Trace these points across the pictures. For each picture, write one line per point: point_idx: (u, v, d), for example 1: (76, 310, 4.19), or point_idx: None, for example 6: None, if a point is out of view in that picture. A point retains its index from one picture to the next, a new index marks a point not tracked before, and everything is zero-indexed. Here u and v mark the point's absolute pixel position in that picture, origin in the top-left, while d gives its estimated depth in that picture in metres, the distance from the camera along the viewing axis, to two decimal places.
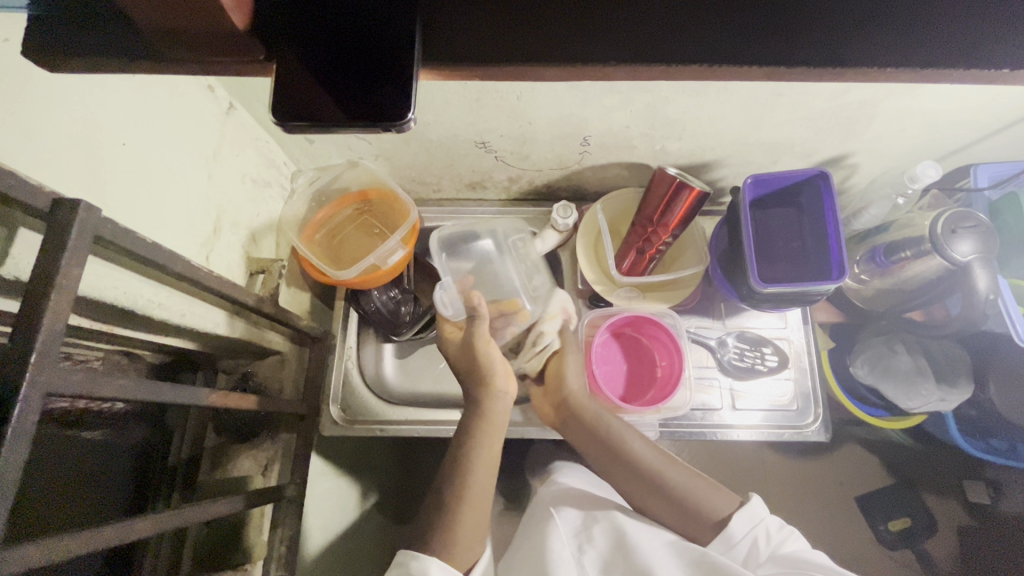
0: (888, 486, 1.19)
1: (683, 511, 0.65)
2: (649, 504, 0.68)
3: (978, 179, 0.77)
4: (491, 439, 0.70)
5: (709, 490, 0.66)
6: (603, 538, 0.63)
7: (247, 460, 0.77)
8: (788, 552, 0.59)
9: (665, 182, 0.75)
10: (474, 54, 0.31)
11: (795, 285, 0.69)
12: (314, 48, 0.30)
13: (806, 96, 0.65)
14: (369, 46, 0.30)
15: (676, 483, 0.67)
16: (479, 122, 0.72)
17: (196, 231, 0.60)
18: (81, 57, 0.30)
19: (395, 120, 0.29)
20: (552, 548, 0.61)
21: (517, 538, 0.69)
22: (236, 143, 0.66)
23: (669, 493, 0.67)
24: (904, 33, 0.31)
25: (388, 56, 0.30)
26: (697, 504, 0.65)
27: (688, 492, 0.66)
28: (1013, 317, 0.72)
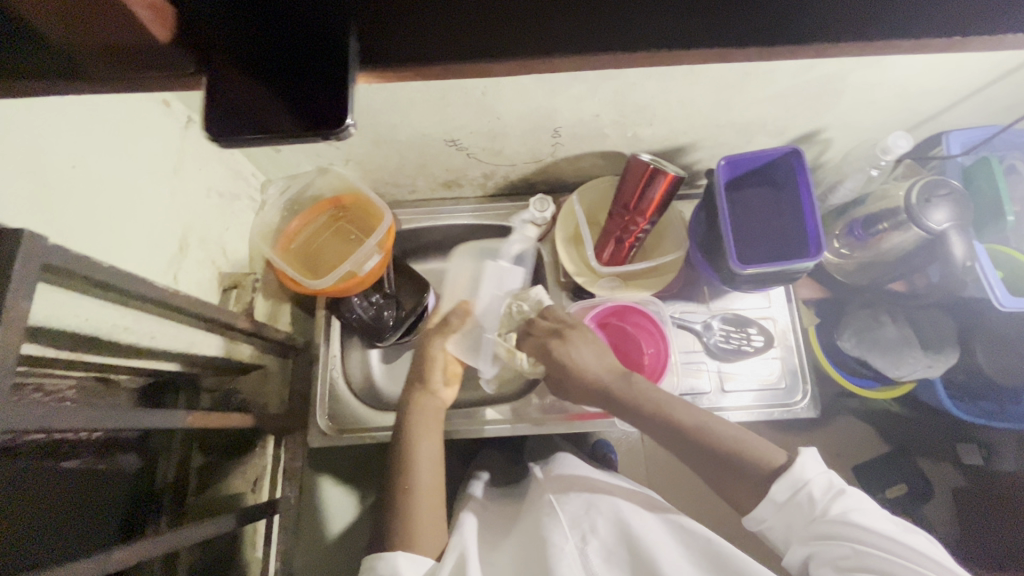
0: (886, 456, 1.20)
1: (731, 473, 0.61)
2: (717, 476, 0.62)
3: (951, 146, 0.77)
4: (433, 446, 0.71)
5: (764, 445, 0.62)
6: (605, 528, 0.63)
7: (236, 478, 0.77)
8: (835, 518, 0.54)
9: (638, 170, 0.74)
10: (410, 53, 0.30)
11: (775, 264, 0.69)
12: (246, 50, 0.28)
13: (773, 71, 0.64)
14: (305, 52, 0.28)
15: (737, 439, 0.62)
16: (447, 119, 0.70)
17: (161, 250, 0.58)
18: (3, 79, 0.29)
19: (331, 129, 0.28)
20: (556, 542, 0.61)
21: (517, 528, 0.69)
22: (199, 156, 0.65)
23: (714, 454, 0.62)
24: (850, 9, 0.30)
25: (323, 60, 0.28)
26: (752, 456, 0.61)
27: (745, 448, 0.61)
28: (992, 282, 0.71)
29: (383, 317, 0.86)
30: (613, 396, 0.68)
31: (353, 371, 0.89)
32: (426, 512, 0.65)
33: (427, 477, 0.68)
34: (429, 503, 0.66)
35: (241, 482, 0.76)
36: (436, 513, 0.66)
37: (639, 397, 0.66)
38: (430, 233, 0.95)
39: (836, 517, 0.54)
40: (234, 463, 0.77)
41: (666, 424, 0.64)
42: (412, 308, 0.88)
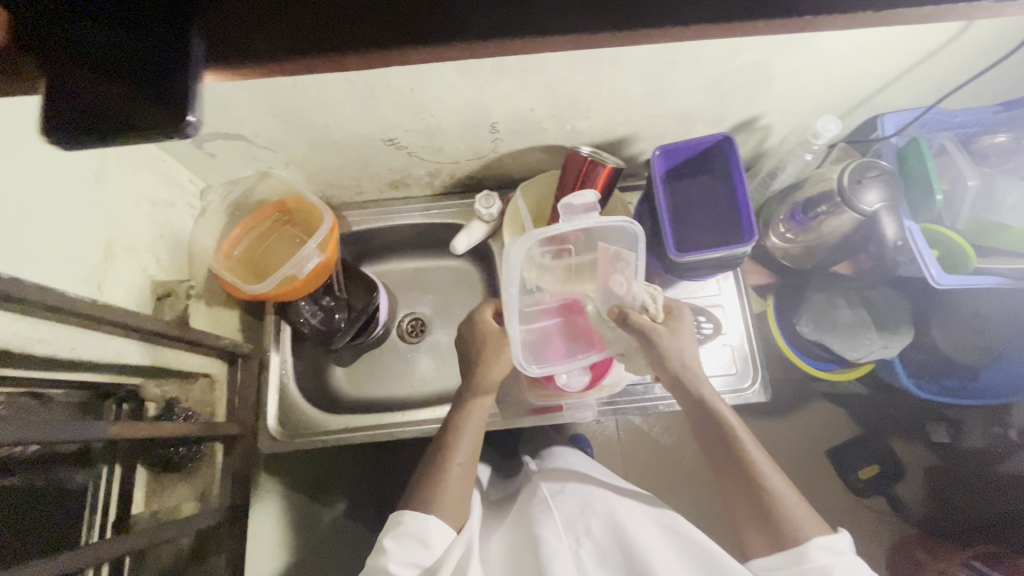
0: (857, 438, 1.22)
1: (767, 523, 0.62)
2: (748, 516, 0.64)
3: (885, 128, 0.78)
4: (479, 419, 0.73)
5: (804, 512, 0.62)
6: (600, 529, 0.64)
7: (183, 488, 0.77)
8: None
9: (576, 164, 0.75)
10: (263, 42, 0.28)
11: (712, 251, 0.69)
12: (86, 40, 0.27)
13: (698, 59, 0.65)
14: (148, 47, 0.27)
15: (783, 498, 0.62)
16: (380, 119, 0.70)
17: (83, 260, 0.57)
18: None
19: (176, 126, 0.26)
20: (549, 540, 0.62)
21: (508, 526, 0.71)
22: (124, 165, 0.64)
23: (756, 496, 0.63)
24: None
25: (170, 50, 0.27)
26: (790, 516, 0.61)
27: (788, 507, 0.62)
28: (926, 260, 0.72)
29: (334, 320, 0.86)
30: (677, 385, 0.69)
31: (307, 375, 0.89)
32: (457, 487, 0.67)
33: (466, 448, 0.70)
34: (460, 483, 0.68)
35: (188, 492, 0.77)
36: (464, 484, 0.69)
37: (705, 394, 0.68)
38: (381, 234, 0.95)
39: None
40: (180, 475, 0.77)
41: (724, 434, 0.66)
42: (362, 308, 0.86)
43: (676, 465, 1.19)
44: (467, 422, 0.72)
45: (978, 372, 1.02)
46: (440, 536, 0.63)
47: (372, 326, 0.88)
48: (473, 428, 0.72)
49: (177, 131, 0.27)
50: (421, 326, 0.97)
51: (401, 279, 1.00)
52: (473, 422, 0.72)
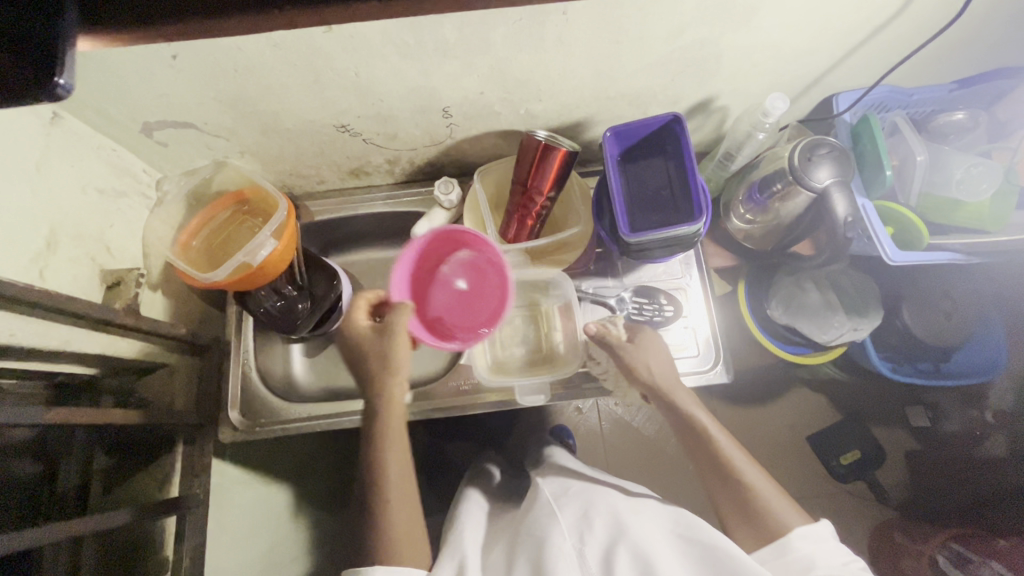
0: (838, 423, 1.22)
1: (751, 521, 0.64)
2: (732, 515, 0.66)
3: (838, 105, 0.80)
4: (397, 437, 0.69)
5: (785, 505, 0.64)
6: (603, 529, 0.64)
7: (141, 479, 0.76)
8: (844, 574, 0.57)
9: (532, 148, 0.75)
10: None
11: (662, 230, 0.69)
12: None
13: (644, 37, 0.65)
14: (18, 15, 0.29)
15: (768, 497, 0.65)
16: (329, 104, 0.70)
17: (23, 246, 0.57)
18: None
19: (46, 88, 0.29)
20: (555, 541, 0.63)
21: (511, 528, 0.71)
22: (69, 152, 0.64)
23: (742, 497, 0.65)
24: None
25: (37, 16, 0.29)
26: (774, 510, 0.64)
27: (771, 503, 0.64)
28: (879, 236, 0.73)
29: (295, 309, 0.86)
30: (660, 394, 0.72)
31: (271, 366, 0.88)
32: (404, 518, 0.65)
33: (394, 475, 0.67)
34: (406, 514, 0.66)
35: (147, 483, 0.76)
36: (411, 509, 0.67)
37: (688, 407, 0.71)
38: (345, 224, 0.95)
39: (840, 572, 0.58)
40: (139, 466, 0.76)
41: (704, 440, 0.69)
42: (323, 297, 0.86)
43: (655, 454, 1.19)
44: (387, 444, 0.68)
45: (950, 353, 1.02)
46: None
47: (334, 315, 0.87)
48: (397, 448, 0.68)
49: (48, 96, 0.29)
50: None
51: (368, 270, 1.00)
52: (392, 444, 0.68)
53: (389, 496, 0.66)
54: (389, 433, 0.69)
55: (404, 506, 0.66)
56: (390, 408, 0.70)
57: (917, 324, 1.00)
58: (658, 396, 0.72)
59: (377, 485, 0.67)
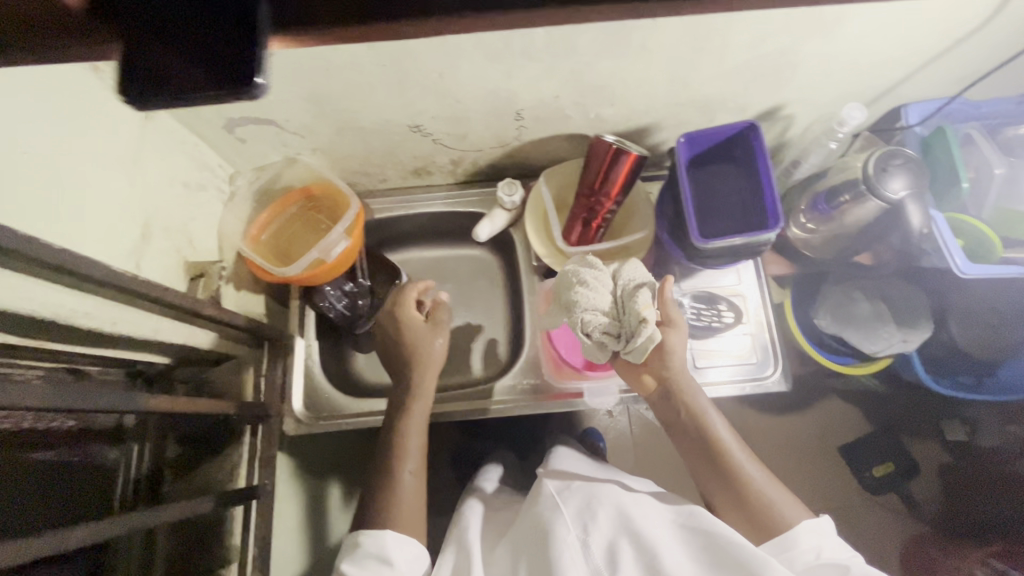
0: (872, 435, 1.21)
1: (757, 518, 0.64)
2: (736, 514, 0.66)
3: (909, 118, 0.78)
4: (418, 420, 0.75)
5: (790, 501, 0.65)
6: (608, 519, 0.64)
7: (210, 467, 0.77)
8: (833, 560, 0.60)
9: (602, 151, 0.76)
10: None
11: (735, 237, 0.70)
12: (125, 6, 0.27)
13: (727, 45, 0.65)
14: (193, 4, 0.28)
15: (769, 492, 0.65)
16: (408, 104, 0.71)
17: (122, 238, 0.59)
18: None
19: (247, 87, 0.27)
20: (560, 534, 0.63)
21: (510, 531, 0.72)
22: (160, 146, 0.65)
23: (747, 494, 0.66)
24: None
25: (213, 8, 0.28)
26: (775, 503, 0.64)
27: (770, 495, 0.65)
28: (951, 250, 0.72)
29: (358, 306, 0.88)
30: (670, 393, 0.72)
31: (329, 360, 0.89)
32: (413, 497, 0.69)
33: (412, 452, 0.72)
34: (415, 496, 0.70)
35: (216, 471, 0.77)
36: (419, 489, 0.71)
37: (700, 406, 0.70)
38: (403, 222, 0.96)
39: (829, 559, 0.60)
40: (209, 454, 0.78)
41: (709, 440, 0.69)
42: (386, 295, 0.89)
43: None
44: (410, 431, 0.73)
45: (996, 368, 0.99)
46: (399, 548, 0.65)
47: None
48: (416, 433, 0.74)
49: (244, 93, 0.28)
50: None
51: (421, 268, 1.00)
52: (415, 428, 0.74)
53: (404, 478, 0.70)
54: (415, 419, 0.74)
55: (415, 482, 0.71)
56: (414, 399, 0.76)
57: (962, 335, 0.99)
58: (668, 395, 0.72)
59: (398, 460, 0.71)
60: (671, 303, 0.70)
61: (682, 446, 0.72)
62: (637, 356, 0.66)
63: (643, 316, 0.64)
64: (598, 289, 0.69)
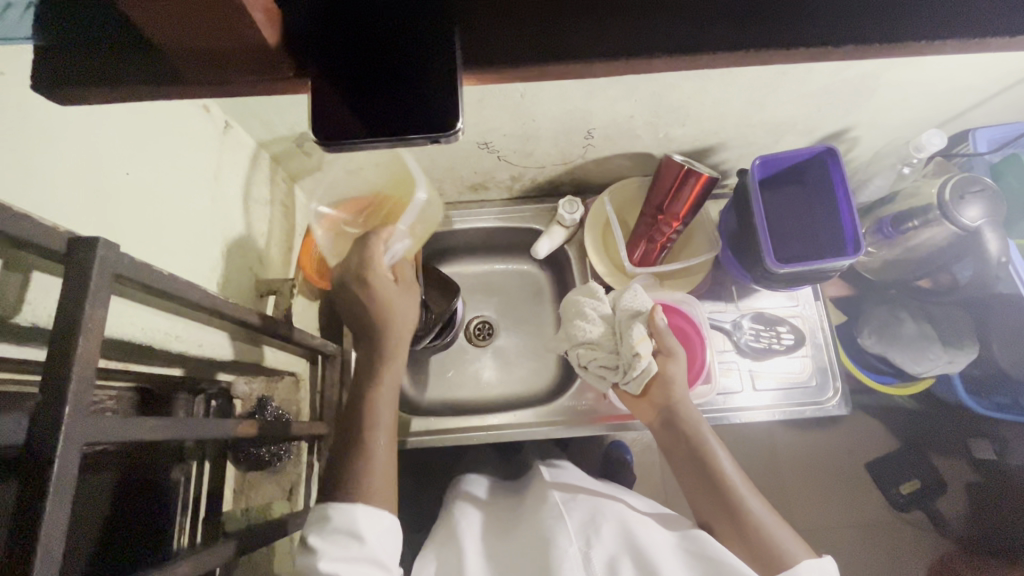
0: (899, 451, 1.18)
1: (752, 550, 0.58)
2: (732, 545, 0.60)
3: (978, 144, 0.77)
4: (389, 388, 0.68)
5: (791, 538, 0.59)
6: (611, 535, 0.61)
7: (268, 486, 0.76)
8: None
9: (672, 170, 0.74)
10: (509, 33, 0.29)
11: (811, 263, 0.69)
12: (321, 47, 0.27)
13: (813, 71, 0.64)
14: (387, 45, 0.27)
15: (769, 524, 0.59)
16: (482, 122, 0.70)
17: (204, 257, 0.58)
18: (91, 87, 0.27)
19: (443, 131, 0.27)
20: (561, 544, 0.59)
21: (508, 537, 0.67)
22: (236, 162, 0.64)
23: (742, 523, 0.60)
24: (972, 15, 0.30)
25: (409, 48, 0.27)
26: (777, 541, 0.57)
27: (773, 532, 0.58)
28: (1023, 277, 0.73)
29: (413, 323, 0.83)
30: (669, 414, 0.69)
31: None
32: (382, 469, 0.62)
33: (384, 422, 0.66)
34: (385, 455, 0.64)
35: (274, 489, 0.76)
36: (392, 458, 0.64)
37: (697, 431, 0.67)
38: (454, 236, 0.94)
39: None
40: (265, 472, 0.76)
41: (701, 463, 0.65)
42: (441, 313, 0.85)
43: None
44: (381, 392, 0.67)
45: None
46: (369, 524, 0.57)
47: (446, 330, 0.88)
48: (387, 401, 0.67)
49: (438, 138, 0.27)
50: (489, 330, 0.95)
51: (469, 282, 0.99)
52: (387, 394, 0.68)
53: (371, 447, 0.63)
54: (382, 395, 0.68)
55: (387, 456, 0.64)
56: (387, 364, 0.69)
57: (1005, 355, 0.89)
58: (667, 417, 0.69)
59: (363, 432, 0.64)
60: (666, 333, 0.68)
61: (677, 472, 0.67)
62: (634, 387, 0.68)
63: (635, 350, 0.66)
64: (597, 322, 0.72)
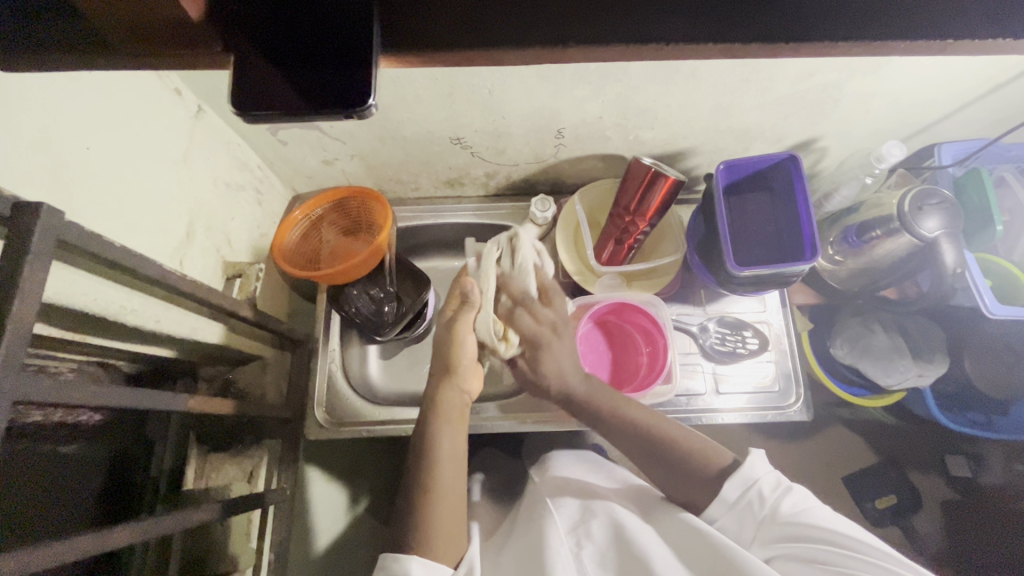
0: (877, 466, 1.14)
1: (690, 476, 0.62)
2: (676, 482, 0.63)
3: (943, 157, 0.79)
4: (454, 429, 0.68)
5: (711, 446, 0.64)
6: (602, 532, 0.61)
7: (229, 469, 0.78)
8: (788, 517, 0.55)
9: (640, 172, 0.75)
10: (431, 16, 0.30)
11: (770, 266, 0.70)
12: (246, 24, 0.28)
13: (773, 79, 0.66)
14: (310, 25, 0.29)
15: (688, 443, 0.64)
16: (452, 117, 0.72)
17: (169, 236, 0.59)
18: (20, 53, 0.28)
19: (358, 108, 0.29)
20: (551, 543, 0.59)
21: (515, 534, 0.67)
22: (207, 146, 0.66)
23: (670, 456, 0.63)
24: (886, 13, 0.30)
25: (332, 31, 0.29)
26: (702, 458, 0.62)
27: (697, 449, 0.63)
28: (980, 289, 0.74)
29: (384, 312, 0.85)
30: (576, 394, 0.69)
31: (350, 365, 0.88)
32: (446, 512, 0.62)
33: (446, 458, 0.65)
34: (452, 501, 0.63)
35: (236, 473, 0.78)
36: (456, 497, 0.64)
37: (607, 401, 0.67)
38: (430, 231, 0.95)
39: (790, 516, 0.55)
40: (227, 455, 0.78)
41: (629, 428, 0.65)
42: (411, 304, 0.85)
43: None
44: (444, 428, 0.67)
45: (1007, 406, 0.91)
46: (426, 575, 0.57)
47: (416, 322, 0.88)
48: (450, 439, 0.67)
49: (353, 115, 0.29)
50: None
51: (444, 277, 1.00)
52: (449, 432, 0.67)
53: (434, 491, 0.63)
54: (447, 436, 0.67)
55: (448, 508, 0.63)
56: (451, 411, 0.69)
57: (976, 371, 0.90)
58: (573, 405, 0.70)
59: (426, 478, 0.64)
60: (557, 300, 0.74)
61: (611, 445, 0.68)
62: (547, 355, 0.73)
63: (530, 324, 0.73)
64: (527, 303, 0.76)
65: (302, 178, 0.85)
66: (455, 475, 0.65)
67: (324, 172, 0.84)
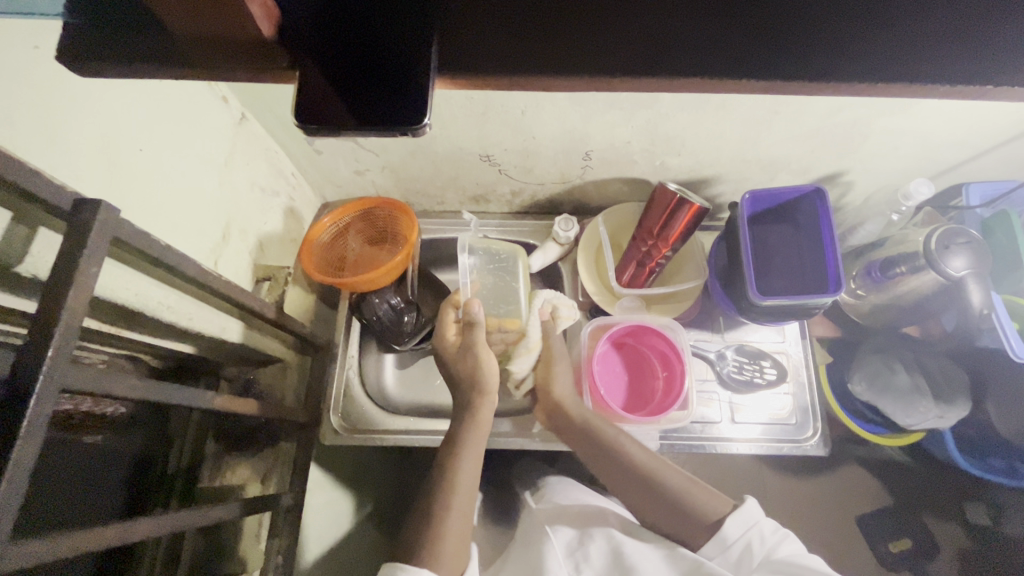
0: (892, 507, 1.11)
1: (686, 523, 0.60)
2: (670, 531, 0.61)
3: (970, 198, 0.79)
4: (475, 446, 0.67)
5: (703, 490, 0.63)
6: (600, 558, 0.61)
7: (243, 468, 0.77)
8: (782, 558, 0.55)
9: (665, 198, 0.76)
10: (483, 46, 0.32)
11: (791, 297, 0.70)
12: (312, 44, 0.30)
13: (803, 113, 0.66)
14: (370, 48, 0.30)
15: (681, 487, 0.62)
16: (484, 135, 0.73)
17: (207, 236, 0.61)
18: (99, 59, 0.30)
19: (411, 127, 0.30)
20: (549, 566, 0.59)
21: (510, 558, 0.66)
22: (248, 152, 0.68)
23: (663, 501, 0.62)
24: (904, 51, 0.31)
25: (392, 54, 0.30)
26: (699, 507, 0.61)
27: (690, 494, 0.62)
28: (1007, 333, 0.72)
29: (403, 322, 0.87)
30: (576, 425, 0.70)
31: (366, 373, 0.89)
32: (456, 533, 0.60)
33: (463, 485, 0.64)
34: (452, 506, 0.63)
35: (249, 473, 0.76)
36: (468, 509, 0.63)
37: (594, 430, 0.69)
38: (452, 245, 0.97)
39: (783, 557, 0.55)
40: (241, 454, 0.77)
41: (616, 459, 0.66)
42: (431, 316, 0.87)
43: None
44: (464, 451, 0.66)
45: None
46: None
47: (434, 334, 0.89)
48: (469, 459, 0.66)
49: (406, 132, 0.30)
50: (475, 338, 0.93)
51: (463, 290, 1.00)
52: (467, 451, 0.66)
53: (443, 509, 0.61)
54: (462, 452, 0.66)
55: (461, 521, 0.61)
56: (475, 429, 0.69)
57: (1000, 417, 0.86)
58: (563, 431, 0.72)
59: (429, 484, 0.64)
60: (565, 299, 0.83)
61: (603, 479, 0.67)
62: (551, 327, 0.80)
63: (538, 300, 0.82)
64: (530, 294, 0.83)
65: (332, 186, 0.87)
66: (465, 498, 0.63)
67: (353, 181, 0.86)
